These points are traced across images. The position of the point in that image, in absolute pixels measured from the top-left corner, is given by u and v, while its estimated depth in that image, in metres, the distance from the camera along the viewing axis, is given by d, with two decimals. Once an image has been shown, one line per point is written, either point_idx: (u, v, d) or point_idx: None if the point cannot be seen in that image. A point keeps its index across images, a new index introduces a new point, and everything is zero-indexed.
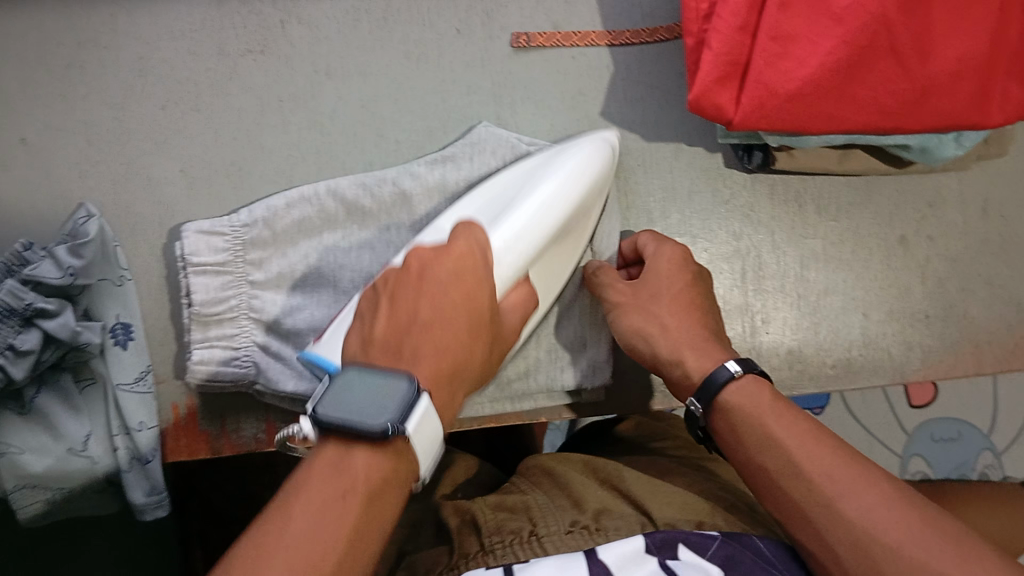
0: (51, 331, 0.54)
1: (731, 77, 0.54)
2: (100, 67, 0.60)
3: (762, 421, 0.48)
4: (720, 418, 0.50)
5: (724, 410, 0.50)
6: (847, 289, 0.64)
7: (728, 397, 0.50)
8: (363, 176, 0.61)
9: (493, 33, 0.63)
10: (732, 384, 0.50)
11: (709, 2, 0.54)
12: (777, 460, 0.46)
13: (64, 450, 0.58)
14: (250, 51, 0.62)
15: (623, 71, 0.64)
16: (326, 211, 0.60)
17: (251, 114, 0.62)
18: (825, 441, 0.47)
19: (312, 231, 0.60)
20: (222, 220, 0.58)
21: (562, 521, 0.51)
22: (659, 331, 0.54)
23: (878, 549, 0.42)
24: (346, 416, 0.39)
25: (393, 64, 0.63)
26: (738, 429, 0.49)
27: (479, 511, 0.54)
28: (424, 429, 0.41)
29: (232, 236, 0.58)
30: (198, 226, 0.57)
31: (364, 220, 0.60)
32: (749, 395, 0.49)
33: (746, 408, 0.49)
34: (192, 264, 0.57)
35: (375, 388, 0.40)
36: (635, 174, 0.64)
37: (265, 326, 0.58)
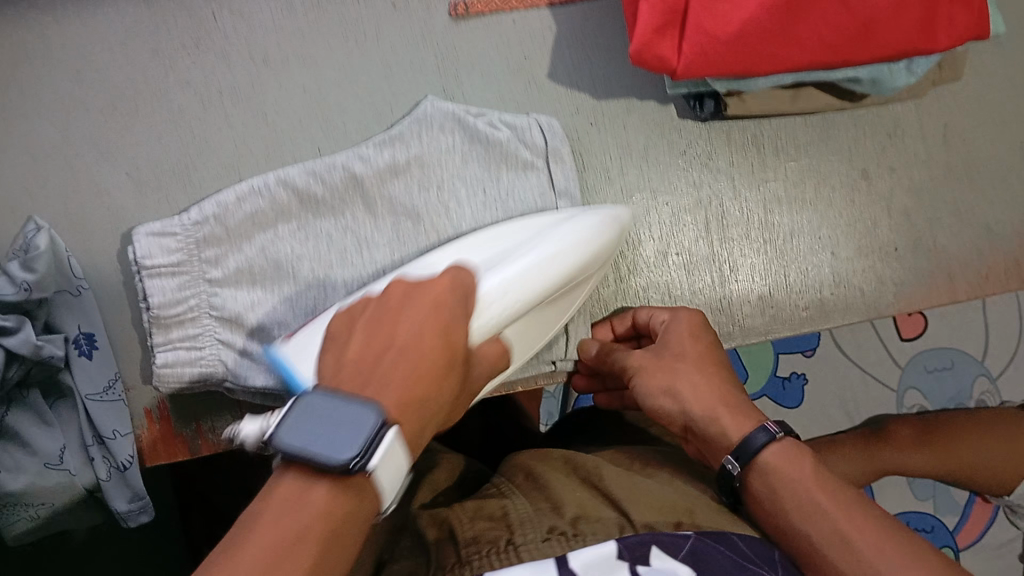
0: (14, 347, 0.54)
1: (672, 25, 0.52)
2: (32, 78, 0.59)
3: (808, 488, 0.47)
4: (757, 479, 0.49)
5: (758, 473, 0.49)
6: (812, 230, 0.64)
7: (767, 459, 0.49)
8: (312, 162, 0.59)
9: (430, 6, 0.62)
10: (773, 445, 0.50)
11: None
12: (802, 507, 0.47)
13: (41, 465, 0.58)
14: (185, 48, 0.61)
15: (566, 31, 0.63)
16: (278, 202, 0.59)
17: (193, 110, 0.61)
18: (865, 509, 0.47)
19: (266, 225, 0.58)
20: (173, 221, 0.57)
21: (540, 529, 0.51)
22: (694, 390, 0.53)
23: None
24: (315, 441, 0.37)
25: (332, 46, 0.61)
26: (780, 493, 0.48)
27: (457, 522, 0.53)
28: (388, 464, 0.39)
29: (183, 236, 0.57)
30: (149, 228, 0.57)
31: (318, 210, 0.59)
32: (792, 457, 0.49)
33: (787, 470, 0.49)
34: (147, 267, 0.56)
35: (343, 415, 0.38)
36: (590, 134, 0.62)
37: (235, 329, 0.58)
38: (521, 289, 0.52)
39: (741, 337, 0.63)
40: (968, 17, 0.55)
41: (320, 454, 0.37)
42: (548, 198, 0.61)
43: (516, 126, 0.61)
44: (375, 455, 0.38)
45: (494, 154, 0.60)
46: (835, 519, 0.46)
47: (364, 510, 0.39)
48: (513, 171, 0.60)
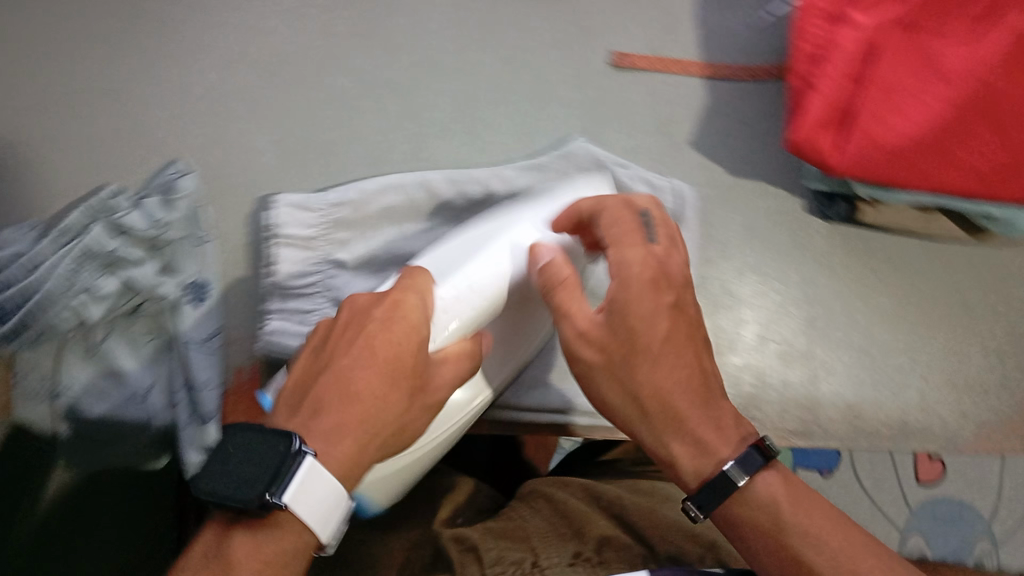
0: (130, 279, 0.57)
1: (834, 122, 0.55)
2: (213, 39, 0.63)
3: (795, 522, 0.41)
4: (736, 509, 0.42)
5: (725, 518, 0.43)
6: (908, 349, 0.65)
7: (757, 489, 0.42)
8: (453, 171, 0.61)
9: (594, 52, 0.64)
10: (767, 473, 0.42)
11: (816, 45, 0.56)
12: (786, 566, 0.40)
13: (125, 397, 0.58)
14: (357, 37, 0.63)
15: (718, 105, 0.64)
16: (414, 201, 0.60)
17: (351, 95, 0.62)
18: (859, 535, 0.41)
19: (397, 221, 0.60)
20: (314, 197, 0.59)
21: (565, 552, 0.52)
22: (677, 387, 0.44)
23: None
24: (219, 495, 0.38)
25: (495, 67, 0.64)
26: (776, 525, 0.41)
27: (481, 542, 0.54)
28: (311, 488, 0.38)
29: (321, 212, 0.59)
30: (290, 199, 0.59)
31: (449, 216, 0.60)
32: (765, 501, 0.42)
33: (781, 514, 0.41)
34: (280, 235, 0.58)
35: (245, 452, 0.38)
36: (719, 205, 0.64)
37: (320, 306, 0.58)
38: (471, 312, 0.48)
39: (822, 438, 0.63)
40: None
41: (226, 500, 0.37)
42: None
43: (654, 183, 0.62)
44: (285, 490, 0.38)
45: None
46: (833, 565, 0.40)
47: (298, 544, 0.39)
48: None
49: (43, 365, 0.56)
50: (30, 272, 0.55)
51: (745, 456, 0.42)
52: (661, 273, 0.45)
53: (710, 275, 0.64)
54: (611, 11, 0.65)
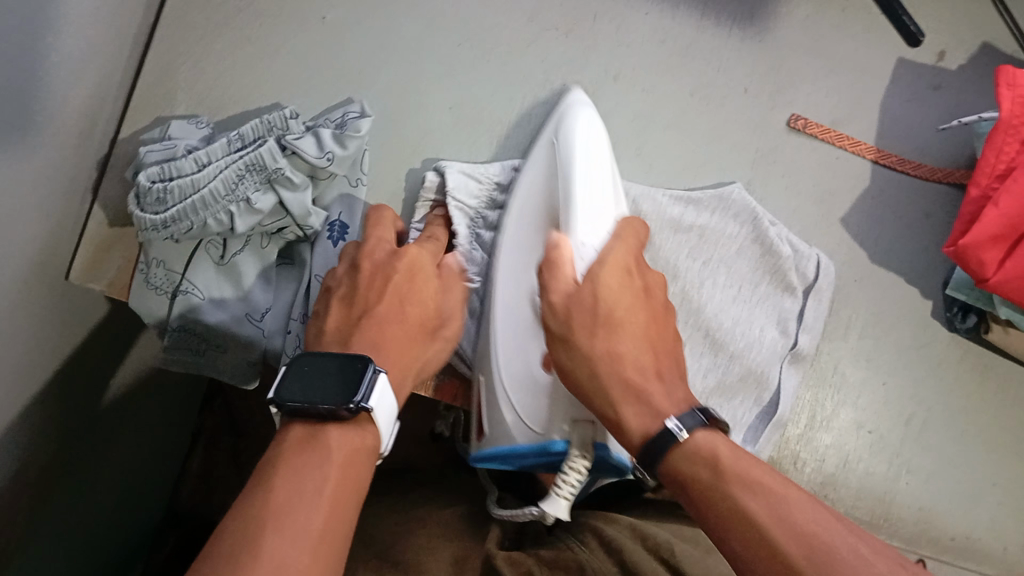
0: (286, 200, 0.57)
1: (1004, 239, 0.55)
2: None
3: (710, 480, 0.40)
4: (671, 482, 0.42)
5: (672, 475, 0.41)
6: (993, 474, 0.65)
7: (676, 461, 0.41)
8: None
9: (775, 108, 0.65)
10: (693, 433, 0.41)
11: (1006, 163, 0.56)
12: (760, 549, 0.37)
13: (241, 312, 0.60)
14: (556, 30, 0.64)
15: (878, 190, 0.65)
16: None
17: (533, 85, 0.64)
18: (717, 468, 0.40)
19: None
20: (480, 169, 0.61)
21: None
22: (634, 359, 0.45)
23: None
24: (316, 399, 0.44)
25: (676, 96, 0.64)
26: (686, 485, 0.41)
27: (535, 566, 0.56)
28: (385, 404, 0.47)
29: (483, 187, 0.61)
30: (462, 166, 0.60)
31: None
32: (706, 453, 0.40)
33: (702, 474, 0.40)
34: (456, 200, 0.59)
35: (330, 372, 0.45)
36: (851, 287, 0.65)
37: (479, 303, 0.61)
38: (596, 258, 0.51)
39: (887, 533, 0.64)
40: None
41: (319, 399, 0.44)
42: (791, 324, 0.62)
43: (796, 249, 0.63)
44: (368, 398, 0.45)
45: (760, 261, 0.63)
46: (754, 524, 0.38)
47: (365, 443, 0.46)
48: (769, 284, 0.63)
49: (176, 260, 0.57)
50: (199, 169, 0.55)
51: (674, 416, 0.42)
52: (635, 260, 0.49)
53: (824, 350, 0.64)
54: (803, 72, 0.65)
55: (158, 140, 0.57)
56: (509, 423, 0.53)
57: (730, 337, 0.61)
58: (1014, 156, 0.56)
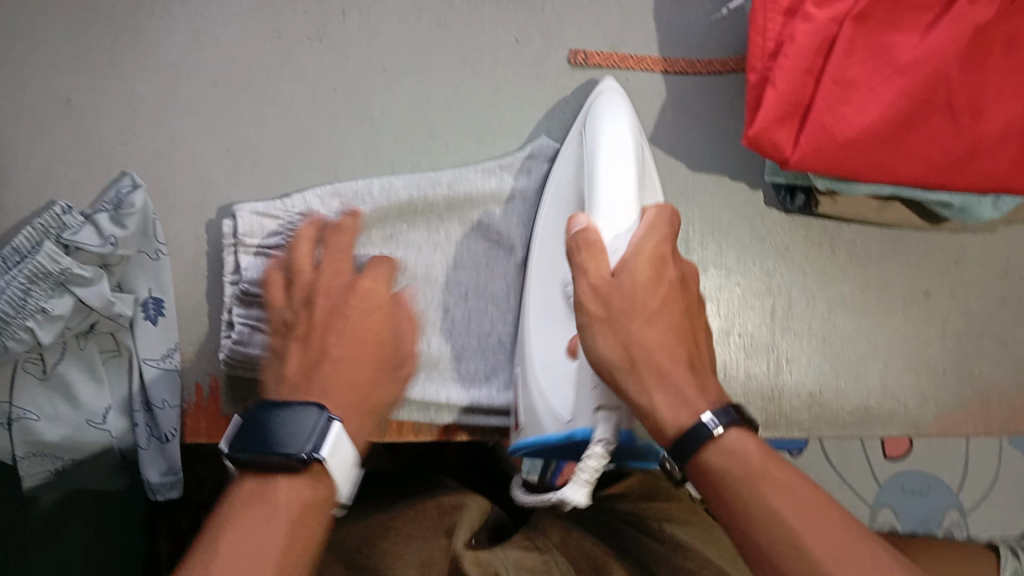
0: (84, 298, 0.54)
1: (792, 116, 0.55)
2: (160, 43, 0.61)
3: (754, 480, 0.40)
4: (698, 478, 0.42)
5: (699, 473, 0.41)
6: (870, 336, 0.65)
7: (713, 459, 0.41)
8: (417, 176, 0.60)
9: (550, 52, 0.64)
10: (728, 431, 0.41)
11: (774, 39, 0.56)
12: (785, 549, 0.38)
13: (82, 420, 0.57)
14: (309, 39, 0.62)
15: (674, 100, 0.65)
16: (382, 206, 0.59)
17: (303, 102, 0.62)
18: (773, 468, 0.40)
19: (380, 223, 0.59)
20: (274, 203, 0.58)
21: None
22: (662, 348, 0.43)
23: None
24: (271, 445, 0.41)
25: (451, 68, 0.63)
26: (723, 489, 0.40)
27: None
28: (339, 455, 0.43)
29: (283, 219, 0.58)
30: (251, 207, 0.58)
31: (414, 219, 0.60)
32: (733, 451, 0.41)
33: (739, 473, 0.40)
34: (243, 245, 0.57)
35: (287, 416, 0.43)
36: (679, 202, 0.64)
37: (474, 336, 0.59)
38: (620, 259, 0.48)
39: (786, 428, 0.63)
40: None
41: (275, 445, 0.41)
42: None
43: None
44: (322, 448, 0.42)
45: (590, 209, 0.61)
46: (792, 531, 0.39)
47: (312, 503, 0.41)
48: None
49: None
50: None
51: (710, 411, 0.41)
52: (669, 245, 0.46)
53: None
54: (568, 7, 0.65)
55: None
56: (538, 409, 0.49)
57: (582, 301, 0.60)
58: (780, 30, 0.56)
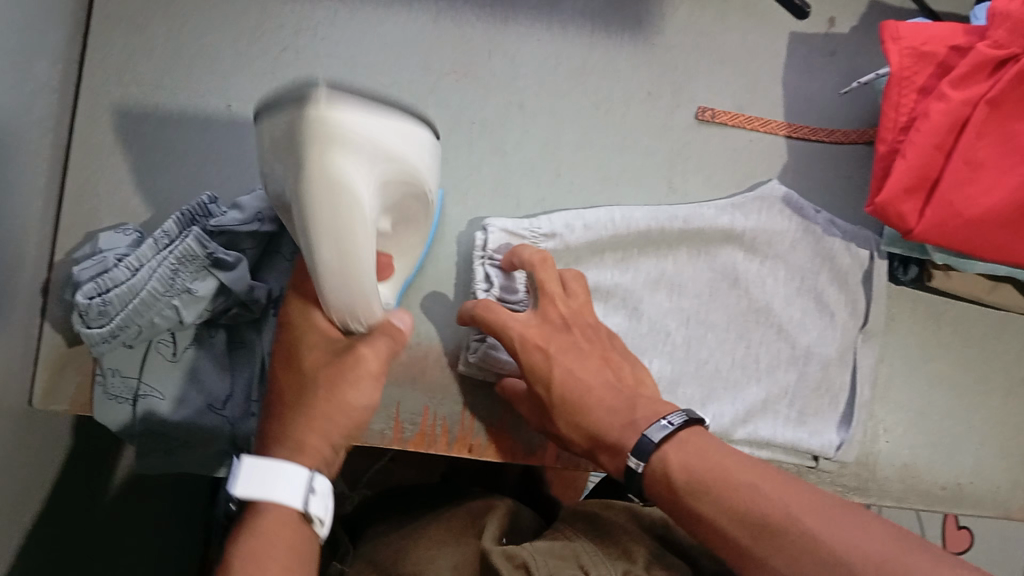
0: (226, 281, 0.57)
1: (918, 190, 0.57)
2: (317, 60, 0.65)
3: (725, 472, 0.45)
4: (655, 482, 0.47)
5: (655, 475, 0.47)
6: (965, 415, 0.66)
7: (661, 460, 0.47)
8: (654, 210, 0.63)
9: (679, 106, 0.67)
10: (667, 441, 0.48)
11: (906, 115, 0.58)
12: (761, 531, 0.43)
13: (203, 404, 0.60)
14: (455, 73, 0.65)
15: (794, 163, 0.67)
16: (617, 233, 0.62)
17: (444, 128, 0.65)
18: (753, 466, 0.46)
19: (599, 257, 0.62)
20: (523, 223, 0.61)
21: (614, 567, 0.53)
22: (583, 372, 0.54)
23: (818, 547, 0.41)
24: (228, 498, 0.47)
25: (584, 113, 0.66)
26: (681, 483, 0.46)
27: (533, 557, 0.53)
28: (260, 476, 0.47)
29: (531, 240, 0.60)
30: (503, 224, 0.60)
31: (644, 247, 0.63)
32: (695, 446, 0.47)
33: (676, 475, 0.46)
34: (493, 258, 0.59)
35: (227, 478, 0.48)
36: (825, 273, 0.65)
37: (691, 361, 0.62)
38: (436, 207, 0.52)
39: (877, 495, 0.64)
40: None
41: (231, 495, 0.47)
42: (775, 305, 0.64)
43: (767, 258, 0.65)
44: (238, 485, 0.47)
45: (749, 282, 0.64)
46: (739, 502, 0.44)
47: (291, 519, 0.47)
48: (743, 298, 0.64)
49: (130, 365, 0.58)
50: (133, 274, 0.55)
51: (657, 425, 0.48)
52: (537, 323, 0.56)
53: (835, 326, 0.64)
54: (699, 64, 0.68)
55: (89, 255, 0.58)
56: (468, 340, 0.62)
57: (741, 363, 0.63)
58: (912, 106, 0.58)
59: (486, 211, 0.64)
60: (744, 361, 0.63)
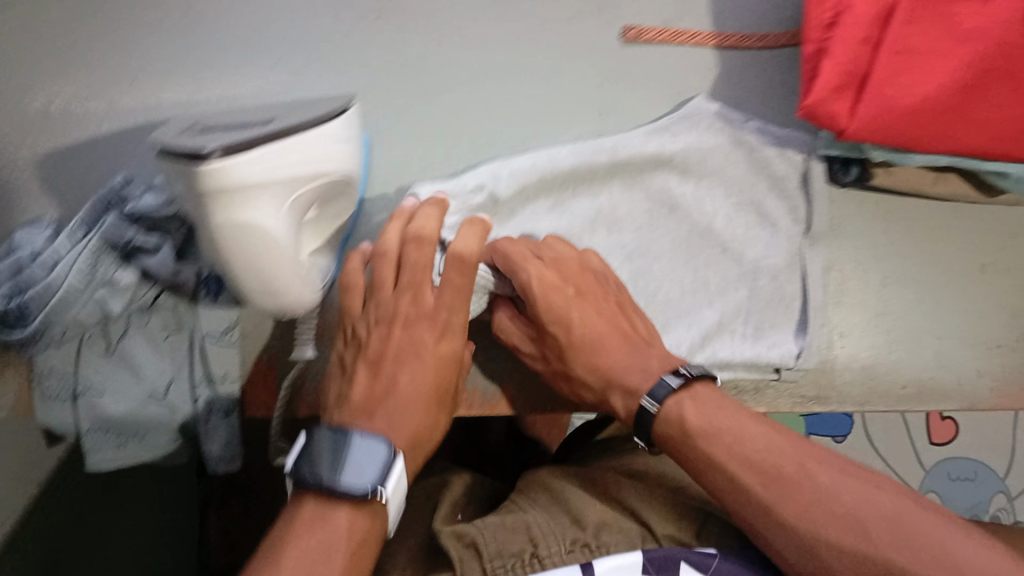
0: (150, 267, 0.56)
1: (850, 88, 0.55)
2: (221, 21, 0.62)
3: (735, 433, 0.46)
4: (661, 429, 0.48)
5: (664, 420, 0.48)
6: (923, 310, 0.65)
7: (663, 413, 0.48)
8: (578, 146, 0.61)
9: (603, 27, 0.64)
10: (672, 396, 0.48)
11: (832, 9, 0.55)
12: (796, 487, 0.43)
13: (145, 394, 0.58)
14: (366, 20, 0.62)
15: (725, 74, 0.65)
16: (545, 176, 0.59)
17: (362, 79, 0.62)
18: (759, 422, 0.47)
19: (530, 204, 0.59)
20: (448, 185, 0.57)
21: (562, 537, 0.48)
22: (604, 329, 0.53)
23: (832, 503, 0.42)
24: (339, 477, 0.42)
25: (507, 45, 0.63)
26: (690, 430, 0.46)
27: (481, 536, 0.48)
28: (396, 490, 0.44)
29: (461, 197, 0.57)
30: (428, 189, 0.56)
31: (576, 188, 0.61)
32: (703, 400, 0.48)
33: (685, 430, 0.47)
34: None
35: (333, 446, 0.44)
36: (762, 182, 0.63)
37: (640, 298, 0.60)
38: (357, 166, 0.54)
39: (839, 401, 0.63)
40: None
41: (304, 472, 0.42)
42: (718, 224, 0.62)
43: (706, 177, 0.63)
44: (381, 479, 0.43)
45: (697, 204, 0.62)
46: (756, 455, 0.45)
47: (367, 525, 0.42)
48: (684, 222, 0.62)
49: (63, 365, 0.56)
50: (51, 271, 0.53)
51: (663, 378, 0.49)
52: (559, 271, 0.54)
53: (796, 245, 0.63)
54: None
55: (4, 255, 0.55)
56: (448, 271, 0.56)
57: (692, 290, 0.61)
58: (836, 0, 0.55)
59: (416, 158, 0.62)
60: (694, 286, 0.61)
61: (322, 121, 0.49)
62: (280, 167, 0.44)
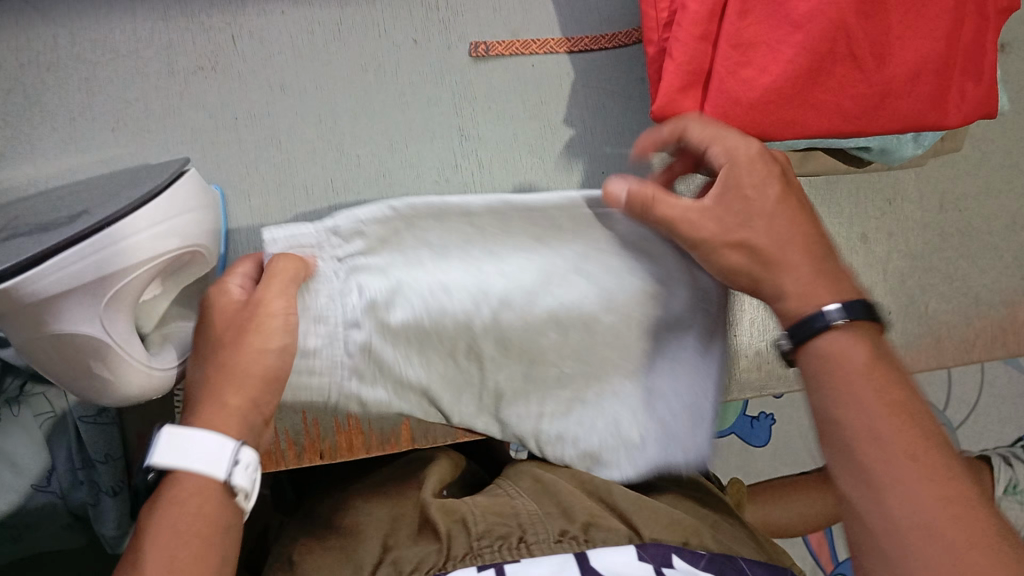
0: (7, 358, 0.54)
1: (694, 86, 0.54)
2: (44, 87, 0.57)
3: (854, 378, 0.41)
4: (814, 360, 0.44)
5: (822, 350, 0.43)
6: None
7: (821, 344, 0.43)
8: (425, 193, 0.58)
9: (451, 46, 0.63)
10: (836, 332, 0.43)
11: (669, 9, 0.55)
12: (874, 439, 0.40)
13: (28, 485, 0.57)
14: (203, 69, 0.59)
15: (582, 79, 0.64)
16: None
17: (206, 133, 0.59)
18: (917, 421, 0.40)
19: None
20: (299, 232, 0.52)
21: (552, 530, 0.49)
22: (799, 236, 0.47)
23: (877, 470, 0.39)
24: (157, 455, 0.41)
25: (354, 77, 0.61)
26: (825, 372, 0.43)
27: (469, 511, 0.50)
28: (188, 448, 0.41)
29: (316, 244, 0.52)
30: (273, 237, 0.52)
31: None
32: (847, 352, 0.43)
33: (844, 364, 0.42)
34: None
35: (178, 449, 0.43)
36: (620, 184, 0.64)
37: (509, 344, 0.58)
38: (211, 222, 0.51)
39: (736, 391, 0.63)
40: (979, 92, 0.57)
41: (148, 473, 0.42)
42: None
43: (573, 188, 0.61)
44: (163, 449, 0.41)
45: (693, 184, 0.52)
46: (866, 405, 0.40)
47: (203, 491, 0.41)
48: None
49: None
50: None
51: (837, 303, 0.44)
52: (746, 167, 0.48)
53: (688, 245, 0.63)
54: None
55: None
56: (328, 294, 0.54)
57: None
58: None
59: (275, 206, 0.60)
60: None
61: (158, 194, 0.46)
62: (95, 268, 0.42)
